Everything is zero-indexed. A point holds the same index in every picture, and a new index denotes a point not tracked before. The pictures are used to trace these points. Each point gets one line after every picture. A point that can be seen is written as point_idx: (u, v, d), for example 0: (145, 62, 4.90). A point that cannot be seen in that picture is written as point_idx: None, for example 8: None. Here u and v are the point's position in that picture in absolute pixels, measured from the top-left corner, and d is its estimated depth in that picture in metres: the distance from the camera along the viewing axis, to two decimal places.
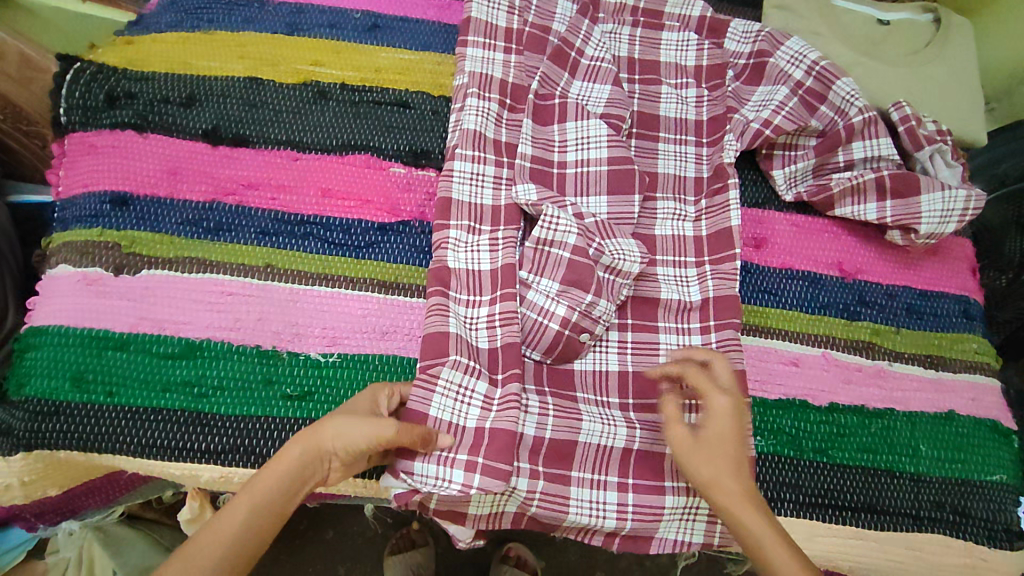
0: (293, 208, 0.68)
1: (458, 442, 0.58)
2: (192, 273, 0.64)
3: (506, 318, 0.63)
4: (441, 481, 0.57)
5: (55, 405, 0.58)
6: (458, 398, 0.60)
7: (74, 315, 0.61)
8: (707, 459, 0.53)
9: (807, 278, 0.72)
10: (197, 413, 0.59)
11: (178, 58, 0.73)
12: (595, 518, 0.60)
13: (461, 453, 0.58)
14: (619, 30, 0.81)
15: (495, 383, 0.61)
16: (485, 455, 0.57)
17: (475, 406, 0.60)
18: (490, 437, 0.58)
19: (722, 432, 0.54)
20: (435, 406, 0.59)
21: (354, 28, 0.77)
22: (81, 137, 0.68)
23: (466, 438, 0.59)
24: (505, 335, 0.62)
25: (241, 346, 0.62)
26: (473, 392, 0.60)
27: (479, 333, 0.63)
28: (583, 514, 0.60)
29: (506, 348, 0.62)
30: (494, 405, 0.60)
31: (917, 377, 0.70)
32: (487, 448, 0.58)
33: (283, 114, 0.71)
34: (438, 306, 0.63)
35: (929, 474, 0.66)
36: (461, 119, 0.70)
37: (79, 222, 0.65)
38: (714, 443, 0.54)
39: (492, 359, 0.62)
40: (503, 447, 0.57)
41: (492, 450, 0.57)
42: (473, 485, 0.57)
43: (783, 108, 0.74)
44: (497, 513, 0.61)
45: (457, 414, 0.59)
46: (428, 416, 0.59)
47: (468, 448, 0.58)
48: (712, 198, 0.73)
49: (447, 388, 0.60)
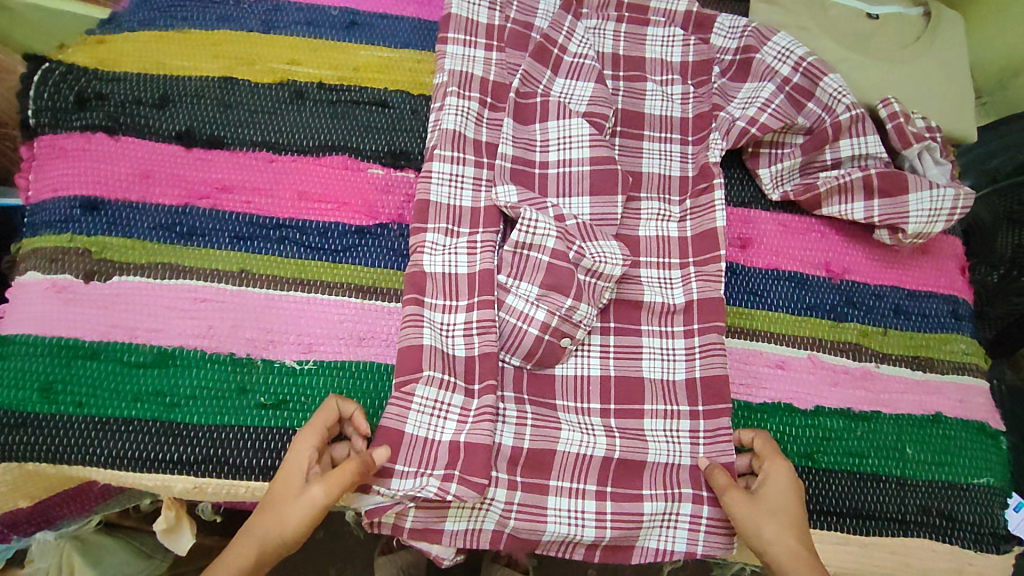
0: (269, 211, 0.66)
1: (434, 459, 0.58)
2: (165, 279, 0.62)
3: (485, 326, 0.62)
4: (418, 487, 0.57)
5: (24, 416, 0.57)
6: (433, 414, 0.59)
7: (44, 323, 0.60)
8: (767, 518, 0.55)
9: (793, 280, 0.71)
10: (169, 423, 0.58)
11: (150, 58, 0.71)
12: (574, 527, 0.60)
13: (439, 468, 0.57)
14: (603, 25, 0.79)
15: (471, 395, 0.60)
16: (463, 467, 0.57)
17: (451, 420, 0.59)
18: (466, 449, 0.58)
19: (781, 495, 0.57)
20: (410, 423, 0.58)
21: (332, 25, 0.76)
22: (51, 139, 0.66)
23: (442, 452, 0.58)
24: (483, 344, 0.61)
25: (215, 354, 0.61)
26: (450, 405, 0.60)
27: (456, 342, 0.62)
28: (562, 524, 0.59)
29: (484, 358, 0.61)
30: (470, 417, 0.59)
31: (904, 379, 0.69)
32: (464, 460, 0.57)
33: (258, 115, 0.70)
34: (413, 317, 0.61)
35: (916, 478, 0.66)
36: (441, 119, 0.69)
37: (49, 227, 0.64)
38: (777, 504, 0.56)
39: (470, 367, 0.61)
40: (480, 460, 0.57)
41: (470, 463, 0.57)
42: (451, 493, 0.56)
43: (769, 105, 0.73)
44: (475, 530, 0.59)
45: (433, 430, 0.59)
46: (403, 434, 0.58)
47: (445, 464, 0.57)
48: (697, 198, 0.71)
49: (423, 405, 0.59)
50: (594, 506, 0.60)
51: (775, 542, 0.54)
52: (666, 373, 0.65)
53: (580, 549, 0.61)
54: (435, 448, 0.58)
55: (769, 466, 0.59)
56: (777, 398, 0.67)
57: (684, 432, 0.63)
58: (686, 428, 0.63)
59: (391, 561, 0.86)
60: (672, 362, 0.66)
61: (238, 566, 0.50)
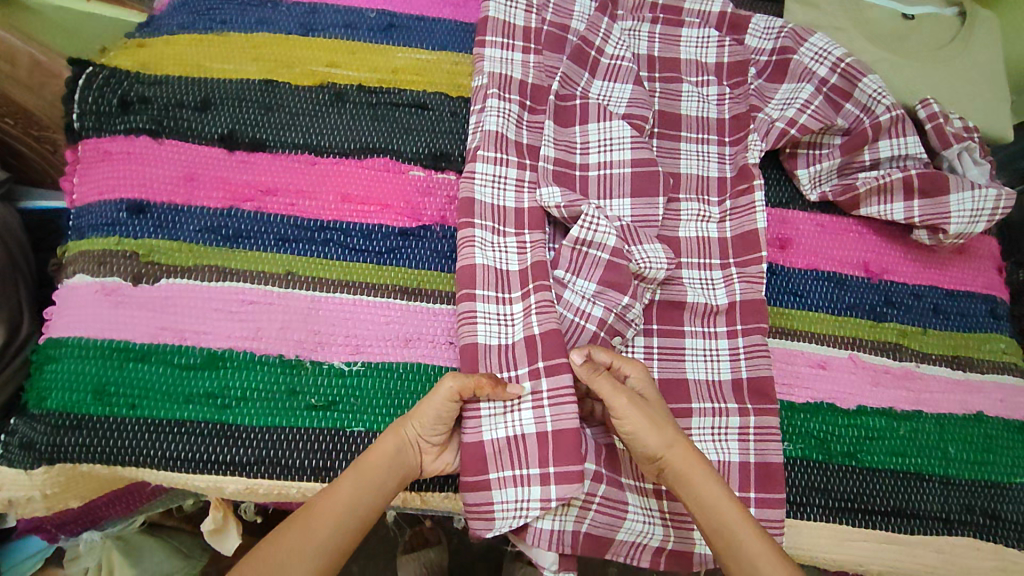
0: (312, 214, 0.67)
1: (525, 458, 0.58)
2: (212, 282, 0.63)
3: (545, 305, 0.61)
4: (521, 505, 0.57)
5: (77, 418, 0.57)
6: (507, 412, 0.59)
7: (93, 326, 0.60)
8: (653, 419, 0.55)
9: (832, 280, 0.71)
10: (220, 425, 0.58)
11: (191, 61, 0.72)
12: (647, 523, 0.61)
13: (533, 467, 0.58)
14: (638, 27, 0.80)
15: (538, 377, 0.59)
16: (555, 461, 0.57)
17: (527, 410, 0.59)
18: (554, 438, 0.58)
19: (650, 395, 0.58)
20: (485, 428, 0.58)
21: (370, 27, 0.76)
22: (95, 143, 0.67)
23: (529, 449, 0.58)
24: (543, 323, 0.61)
25: (264, 356, 0.61)
26: (519, 399, 0.59)
27: (516, 329, 0.62)
28: (638, 520, 0.60)
29: (545, 337, 0.60)
30: (545, 400, 0.59)
31: (945, 379, 0.69)
32: (555, 455, 0.57)
33: (299, 117, 0.70)
34: (468, 314, 0.62)
35: (958, 477, 0.66)
36: (483, 120, 0.69)
37: (95, 230, 0.64)
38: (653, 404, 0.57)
39: (530, 346, 0.61)
40: (568, 448, 0.57)
41: (560, 454, 0.57)
42: (553, 498, 0.57)
43: (808, 106, 0.73)
44: (558, 530, 0.59)
45: (511, 426, 0.59)
46: (484, 445, 0.58)
47: (537, 461, 0.58)
48: (737, 199, 0.72)
49: (494, 407, 0.59)
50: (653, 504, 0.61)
51: (673, 443, 0.54)
52: (711, 373, 0.66)
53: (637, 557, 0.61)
54: (522, 442, 0.58)
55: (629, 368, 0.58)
56: (819, 398, 0.67)
57: (732, 429, 0.63)
58: (735, 425, 0.63)
59: (416, 559, 0.87)
60: (717, 362, 0.66)
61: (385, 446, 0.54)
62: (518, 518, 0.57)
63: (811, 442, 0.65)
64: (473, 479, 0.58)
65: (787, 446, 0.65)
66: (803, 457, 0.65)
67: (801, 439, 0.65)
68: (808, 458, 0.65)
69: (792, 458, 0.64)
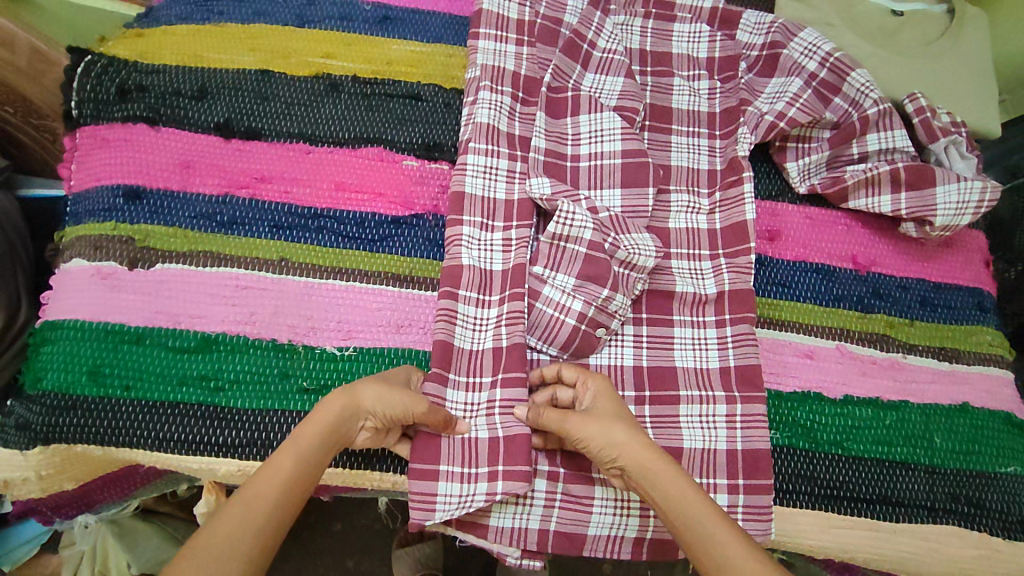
0: (306, 201, 0.68)
1: (474, 458, 0.59)
2: (207, 267, 0.63)
3: (514, 317, 0.62)
4: (465, 498, 0.58)
5: (72, 399, 0.58)
6: (463, 415, 0.60)
7: (88, 309, 0.61)
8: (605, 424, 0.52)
9: (820, 271, 0.72)
10: (213, 408, 0.59)
11: (189, 51, 0.73)
12: (619, 517, 0.60)
13: (482, 466, 0.58)
14: (631, 21, 0.81)
15: (497, 387, 0.61)
16: (505, 460, 0.58)
17: (483, 416, 0.60)
18: (505, 443, 0.58)
19: (609, 402, 0.56)
20: (445, 425, 0.59)
21: (365, 20, 0.77)
22: (93, 130, 0.68)
23: (482, 451, 0.59)
24: (511, 335, 0.62)
25: (258, 340, 0.62)
26: (478, 404, 0.61)
27: (486, 337, 0.63)
28: (608, 513, 0.60)
29: (509, 350, 0.61)
30: (497, 409, 0.60)
31: (931, 370, 0.70)
32: (504, 456, 0.58)
33: (295, 107, 0.71)
34: (446, 311, 0.62)
35: (943, 466, 0.67)
36: (475, 112, 0.70)
37: (92, 216, 0.65)
38: (608, 411, 0.54)
39: (496, 358, 0.62)
40: (518, 450, 0.58)
41: (509, 456, 0.58)
42: (498, 492, 0.57)
43: (798, 99, 0.74)
44: (520, 529, 0.60)
45: (467, 427, 0.60)
46: (440, 437, 0.59)
47: (487, 460, 0.58)
48: (726, 190, 0.73)
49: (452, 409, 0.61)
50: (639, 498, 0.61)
51: (626, 443, 0.51)
52: (699, 362, 0.67)
53: (626, 545, 0.61)
54: (474, 445, 0.59)
55: (591, 383, 0.58)
56: (806, 387, 0.68)
57: (720, 417, 0.64)
58: (723, 413, 0.64)
59: (408, 554, 0.88)
60: (705, 351, 0.67)
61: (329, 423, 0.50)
62: (460, 510, 0.57)
63: (797, 431, 0.66)
64: (424, 468, 0.58)
65: (774, 434, 0.66)
66: (789, 446, 0.66)
67: (788, 428, 0.66)
68: (794, 446, 0.66)
69: (778, 447, 0.65)
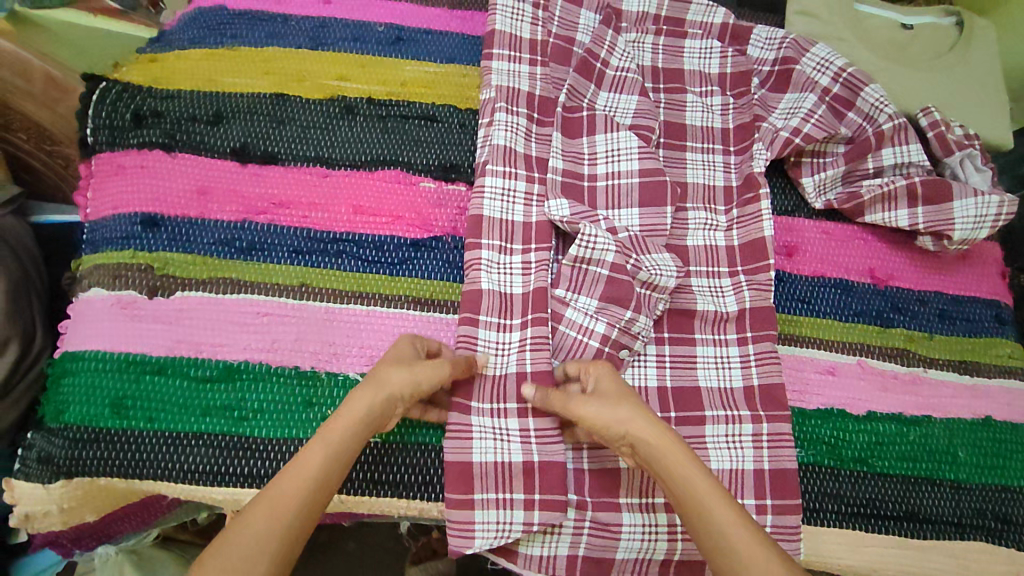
0: (324, 226, 0.67)
1: (509, 484, 0.58)
2: (227, 294, 0.63)
3: (539, 343, 0.62)
4: (502, 526, 0.57)
5: (94, 432, 0.58)
6: (496, 439, 0.59)
7: (107, 339, 0.60)
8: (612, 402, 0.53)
9: (839, 286, 0.72)
10: (236, 438, 0.59)
11: (203, 75, 0.73)
12: (648, 540, 0.59)
13: (518, 492, 0.58)
14: (642, 39, 0.81)
15: (527, 415, 0.61)
16: (540, 489, 0.58)
17: (515, 441, 0.60)
18: (540, 470, 0.59)
19: (614, 382, 0.55)
20: (476, 451, 0.58)
21: (378, 41, 0.77)
22: (109, 157, 0.67)
23: (518, 477, 0.58)
24: (536, 361, 0.62)
25: (280, 368, 0.61)
26: (508, 430, 0.60)
27: (510, 360, 0.63)
28: (636, 538, 0.59)
29: (536, 377, 0.61)
30: (532, 435, 0.60)
31: (953, 384, 0.70)
32: (541, 484, 0.58)
33: (310, 130, 0.71)
34: (466, 336, 0.62)
35: (969, 481, 0.66)
36: (491, 134, 0.70)
37: (110, 243, 0.64)
38: (614, 391, 0.54)
39: (522, 384, 0.61)
40: (556, 479, 0.58)
41: (547, 485, 0.58)
42: (535, 522, 0.58)
43: (812, 116, 0.74)
44: (549, 557, 0.59)
45: (500, 453, 0.59)
46: (472, 465, 0.58)
47: (523, 487, 0.58)
48: (743, 207, 0.73)
49: (483, 430, 0.60)
50: (664, 519, 0.60)
51: (629, 421, 0.51)
52: (723, 381, 0.66)
53: (655, 569, 0.60)
54: (508, 469, 0.59)
55: (595, 369, 0.57)
56: (829, 404, 0.68)
57: (746, 437, 0.64)
58: (748, 432, 0.64)
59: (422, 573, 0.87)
60: (728, 370, 0.67)
61: (359, 411, 0.49)
62: (499, 539, 0.57)
63: (823, 448, 0.66)
64: (459, 498, 0.57)
65: (800, 452, 0.65)
66: (815, 464, 0.65)
67: (813, 446, 0.66)
68: (820, 464, 0.65)
69: (805, 465, 0.65)
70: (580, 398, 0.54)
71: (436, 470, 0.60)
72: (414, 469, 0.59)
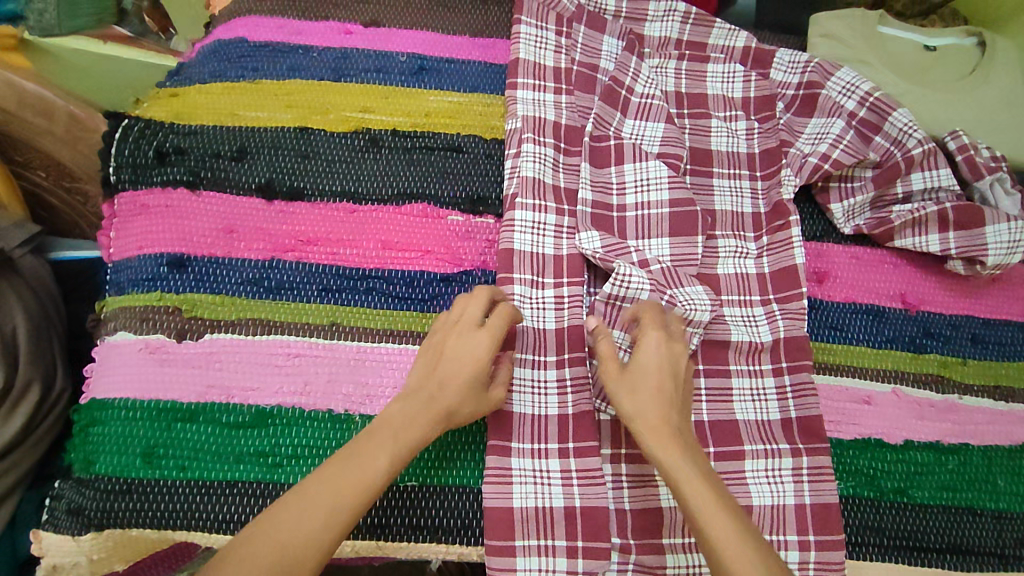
0: (353, 262, 0.66)
1: (551, 529, 0.57)
2: (257, 336, 0.62)
3: (579, 384, 0.62)
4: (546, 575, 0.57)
5: (126, 482, 0.57)
6: (537, 482, 0.59)
7: (137, 386, 0.59)
8: (644, 391, 0.53)
9: (871, 312, 0.72)
10: (271, 485, 0.57)
11: (225, 110, 0.72)
12: None
13: (560, 539, 0.57)
14: (665, 64, 0.81)
15: (567, 456, 0.60)
16: (583, 535, 0.57)
17: (556, 484, 0.59)
18: (581, 514, 0.58)
19: (650, 362, 0.55)
20: (516, 495, 0.58)
21: (401, 71, 0.76)
22: (132, 196, 0.66)
23: (559, 521, 0.58)
24: (578, 403, 0.62)
25: (313, 412, 0.60)
26: (549, 472, 0.60)
27: (550, 402, 0.62)
28: None
29: (578, 420, 0.61)
30: (574, 478, 0.59)
31: (990, 410, 0.70)
32: (583, 529, 0.58)
33: (336, 164, 0.70)
34: None
35: (1009, 510, 0.66)
36: (519, 166, 0.69)
37: (136, 285, 0.63)
38: (643, 375, 0.54)
39: (563, 427, 0.61)
40: (598, 525, 0.58)
41: (590, 531, 0.58)
42: (579, 571, 0.57)
43: (840, 142, 0.74)
44: None
45: (541, 498, 0.58)
46: (512, 511, 0.57)
47: (565, 533, 0.57)
48: (773, 235, 0.72)
49: (523, 476, 0.59)
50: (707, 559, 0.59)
51: (637, 414, 0.52)
52: (760, 414, 0.66)
53: None
54: (549, 515, 0.58)
55: (642, 339, 0.56)
56: (867, 435, 0.67)
57: (786, 471, 0.63)
58: (788, 467, 0.63)
59: None
60: (764, 402, 0.66)
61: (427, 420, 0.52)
62: None
63: (862, 480, 0.65)
64: (500, 544, 0.57)
65: (840, 485, 0.65)
66: (855, 496, 0.65)
67: (852, 478, 0.65)
68: (860, 496, 0.64)
69: (845, 498, 0.64)
70: (611, 375, 0.55)
71: (475, 515, 0.58)
72: (452, 512, 0.58)
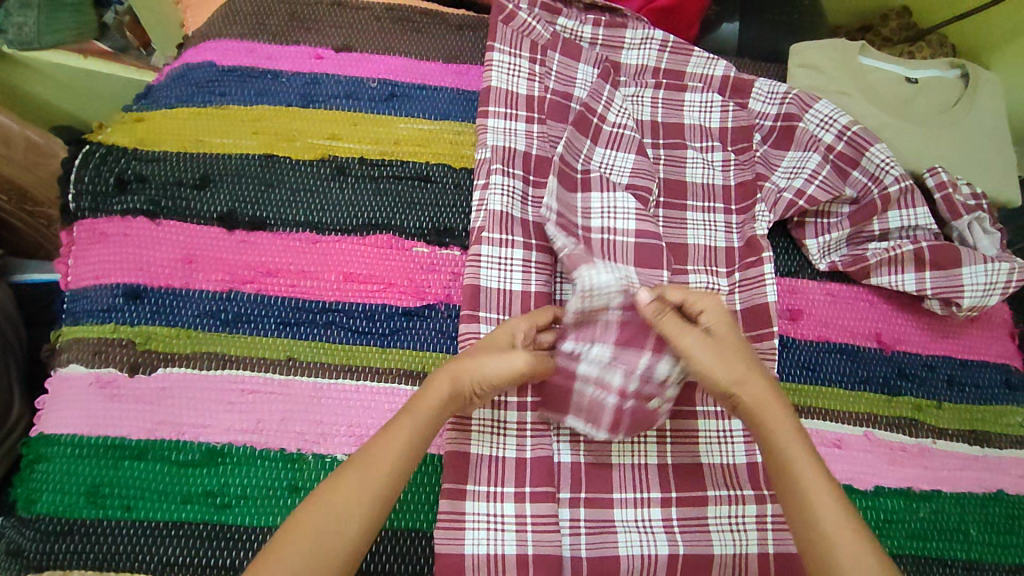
0: (314, 294, 0.65)
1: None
2: (211, 370, 0.61)
3: (539, 428, 0.62)
4: None
5: (70, 522, 0.55)
6: (489, 529, 0.57)
7: (86, 422, 0.58)
8: (735, 358, 0.54)
9: (845, 352, 0.70)
10: (217, 526, 0.56)
11: (190, 136, 0.70)
12: None
13: None
14: (641, 92, 0.79)
15: (523, 500, 0.59)
16: None
17: (510, 529, 0.58)
18: (535, 561, 0.56)
19: (728, 329, 0.56)
20: (467, 542, 0.56)
21: (371, 97, 0.75)
22: (90, 224, 0.65)
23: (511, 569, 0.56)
24: (537, 448, 0.61)
25: (265, 450, 0.59)
26: (503, 517, 0.58)
27: (508, 441, 0.61)
28: None
29: (536, 463, 0.60)
30: (529, 524, 0.58)
31: (963, 455, 0.68)
32: None
33: (300, 192, 0.69)
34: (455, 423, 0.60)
35: (981, 560, 0.64)
36: (487, 198, 0.68)
37: (90, 316, 0.62)
38: (728, 342, 0.55)
39: (520, 470, 0.60)
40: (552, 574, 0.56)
41: None
42: None
43: (816, 176, 0.73)
44: None
45: (493, 544, 0.57)
46: (463, 558, 0.56)
47: None
48: (745, 271, 0.71)
49: (476, 520, 0.57)
50: None
51: (740, 379, 0.54)
52: (725, 457, 0.64)
53: None
54: (502, 563, 0.56)
55: (707, 302, 0.57)
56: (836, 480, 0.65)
57: (750, 519, 0.61)
58: (752, 514, 0.61)
59: None
60: (731, 445, 0.64)
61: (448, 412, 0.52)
62: None
63: None
64: None
65: None
66: None
67: None
68: None
69: None
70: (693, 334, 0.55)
71: (426, 561, 0.57)
72: (403, 559, 0.57)
